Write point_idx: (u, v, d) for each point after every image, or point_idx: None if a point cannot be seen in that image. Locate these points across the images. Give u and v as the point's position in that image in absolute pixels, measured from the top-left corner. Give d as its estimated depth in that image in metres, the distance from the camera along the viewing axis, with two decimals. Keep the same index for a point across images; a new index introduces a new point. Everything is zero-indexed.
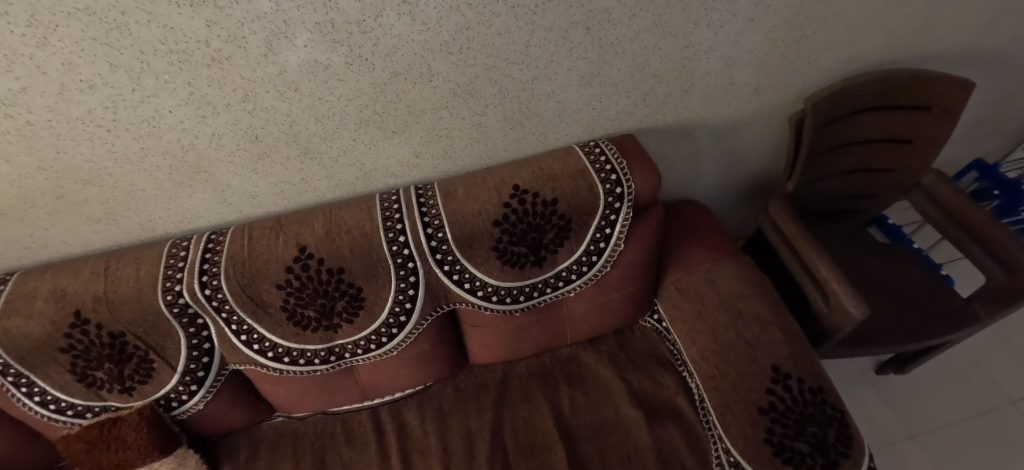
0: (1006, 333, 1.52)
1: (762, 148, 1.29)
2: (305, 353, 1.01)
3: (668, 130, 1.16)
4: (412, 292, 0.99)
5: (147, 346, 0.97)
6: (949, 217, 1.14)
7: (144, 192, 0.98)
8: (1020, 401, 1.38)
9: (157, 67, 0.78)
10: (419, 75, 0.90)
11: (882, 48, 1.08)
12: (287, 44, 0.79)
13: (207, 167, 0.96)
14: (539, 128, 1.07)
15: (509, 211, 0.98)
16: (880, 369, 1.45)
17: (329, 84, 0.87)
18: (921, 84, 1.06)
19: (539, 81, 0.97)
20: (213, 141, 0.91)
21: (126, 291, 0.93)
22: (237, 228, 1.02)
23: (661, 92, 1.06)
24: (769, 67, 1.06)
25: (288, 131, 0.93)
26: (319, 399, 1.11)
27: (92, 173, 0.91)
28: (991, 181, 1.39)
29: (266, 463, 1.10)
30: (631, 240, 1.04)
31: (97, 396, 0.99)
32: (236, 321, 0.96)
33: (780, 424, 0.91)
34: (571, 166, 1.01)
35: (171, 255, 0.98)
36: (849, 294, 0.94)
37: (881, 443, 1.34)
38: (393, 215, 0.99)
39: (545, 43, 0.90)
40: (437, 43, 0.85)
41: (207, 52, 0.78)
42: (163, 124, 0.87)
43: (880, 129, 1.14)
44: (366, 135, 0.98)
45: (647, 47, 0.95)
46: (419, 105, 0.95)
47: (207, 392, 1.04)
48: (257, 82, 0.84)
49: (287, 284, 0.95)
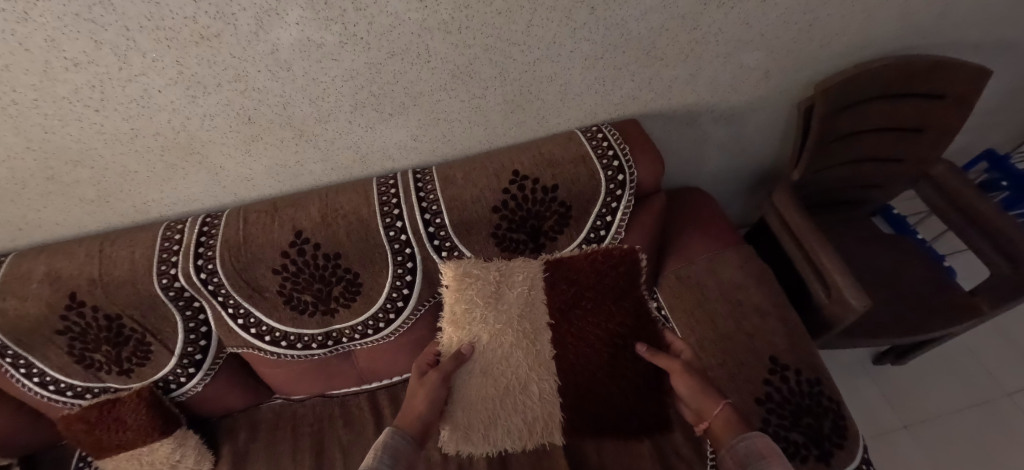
0: (1007, 325, 1.52)
1: (769, 134, 1.25)
2: (303, 337, 1.01)
3: (673, 115, 1.13)
4: (409, 278, 0.98)
5: (143, 329, 0.96)
6: (957, 209, 1.12)
7: (136, 175, 0.96)
8: (1016, 393, 1.38)
9: (144, 45, 0.75)
10: (417, 55, 0.86)
11: (898, 32, 1.04)
12: (279, 21, 0.76)
13: (199, 148, 0.94)
14: (541, 112, 1.04)
15: (509, 197, 0.96)
16: (877, 359, 1.45)
17: (323, 64, 0.84)
18: (937, 70, 1.02)
19: (541, 63, 0.94)
20: (205, 122, 0.89)
21: (121, 273, 0.92)
22: (233, 211, 1.00)
23: (666, 76, 1.02)
24: (780, 51, 1.02)
25: (282, 112, 0.91)
26: (317, 383, 1.12)
27: (82, 154, 0.89)
28: (1001, 172, 1.36)
29: (266, 444, 1.11)
30: (633, 229, 1.03)
31: (96, 378, 0.99)
32: (232, 304, 0.96)
33: (775, 414, 0.91)
34: (573, 151, 0.99)
35: (166, 238, 0.96)
36: (852, 286, 0.93)
37: (876, 433, 1.35)
38: (390, 199, 0.97)
39: (547, 23, 0.87)
40: (436, 22, 0.82)
41: (195, 29, 0.75)
42: (152, 104, 0.84)
43: (892, 116, 1.11)
44: (362, 117, 0.95)
45: (654, 28, 0.92)
46: (417, 86, 0.92)
47: (206, 375, 1.04)
48: (248, 61, 0.81)
49: (283, 269, 0.94)
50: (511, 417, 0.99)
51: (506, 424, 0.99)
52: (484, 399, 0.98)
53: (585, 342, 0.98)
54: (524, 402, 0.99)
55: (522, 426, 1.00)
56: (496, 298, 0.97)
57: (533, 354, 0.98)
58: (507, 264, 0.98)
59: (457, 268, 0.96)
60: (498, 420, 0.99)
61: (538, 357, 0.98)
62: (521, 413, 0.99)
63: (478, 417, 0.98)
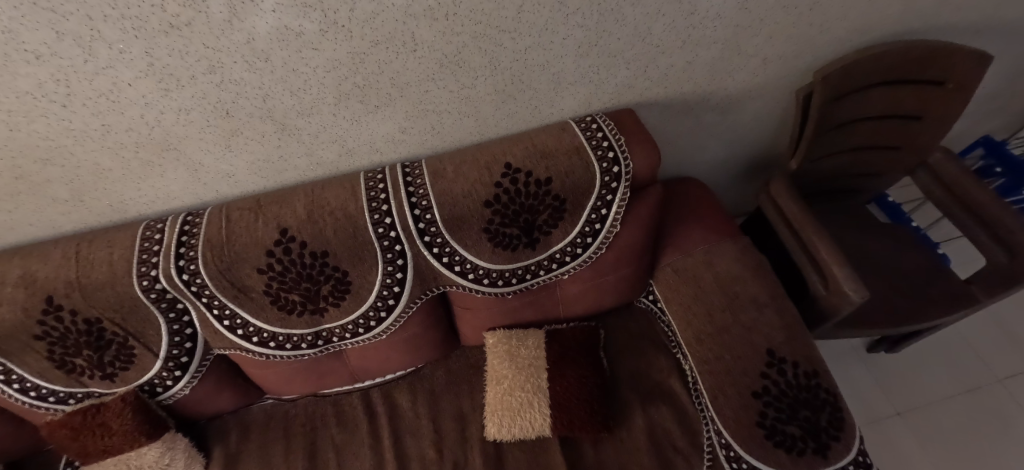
0: (999, 312, 1.53)
1: (767, 121, 1.23)
2: (292, 337, 0.99)
3: (669, 103, 1.10)
4: (400, 276, 0.96)
5: (126, 332, 0.93)
6: (954, 196, 1.11)
7: (111, 172, 0.91)
8: (1007, 379, 1.40)
9: (109, 35, 0.70)
10: (402, 44, 0.82)
11: (901, 14, 1.01)
12: (253, 8, 0.71)
13: (176, 144, 0.89)
14: (534, 101, 1.01)
15: (501, 191, 0.93)
16: (871, 347, 1.45)
17: (303, 54, 0.80)
18: (938, 56, 1.00)
19: (533, 51, 0.90)
20: (181, 117, 0.85)
21: (99, 276, 0.89)
22: (214, 209, 0.96)
23: (662, 64, 0.99)
24: (780, 36, 0.99)
25: (262, 105, 0.87)
26: (309, 382, 1.10)
27: (51, 151, 0.84)
28: (997, 158, 1.35)
29: (258, 445, 1.10)
30: (629, 222, 1.00)
31: (78, 383, 0.97)
32: (217, 306, 0.93)
33: (773, 408, 0.91)
34: (567, 143, 0.96)
35: (145, 238, 0.92)
36: (849, 277, 0.91)
37: (869, 420, 1.36)
38: (378, 195, 0.93)
39: (539, 8, 0.82)
40: (420, 8, 0.77)
41: (163, 18, 0.70)
42: (123, 99, 0.80)
43: (892, 103, 1.09)
44: (346, 109, 0.91)
45: (650, 14, 0.88)
46: (403, 76, 0.88)
47: (193, 377, 1.01)
48: (222, 51, 0.76)
49: (269, 268, 0.91)
50: (528, 399, 1.04)
51: (530, 412, 1.03)
52: (511, 389, 1.06)
53: (567, 327, 1.13)
54: (537, 381, 1.06)
55: (539, 410, 1.04)
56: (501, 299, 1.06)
57: (540, 348, 1.09)
58: (504, 265, 0.99)
59: (452, 275, 0.98)
60: (516, 402, 1.04)
61: (543, 352, 1.09)
62: (536, 394, 1.05)
63: (505, 406, 1.05)
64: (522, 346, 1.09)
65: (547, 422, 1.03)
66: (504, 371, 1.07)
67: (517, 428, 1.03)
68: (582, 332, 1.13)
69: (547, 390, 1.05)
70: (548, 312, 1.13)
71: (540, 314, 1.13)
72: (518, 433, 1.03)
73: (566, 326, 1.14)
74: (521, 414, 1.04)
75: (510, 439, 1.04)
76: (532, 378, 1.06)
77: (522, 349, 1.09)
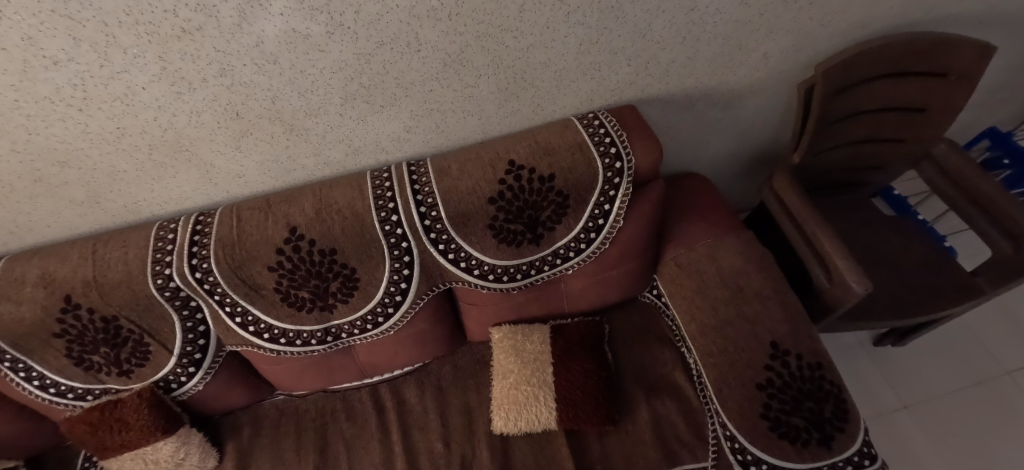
0: (1008, 305, 1.52)
1: (769, 116, 1.24)
2: (301, 334, 1.01)
3: (671, 98, 1.11)
4: (407, 272, 0.98)
5: (141, 330, 0.96)
6: (959, 189, 1.11)
7: (125, 174, 0.94)
8: (1015, 371, 1.39)
9: (124, 41, 0.72)
10: (407, 44, 0.84)
11: (902, 7, 1.01)
12: (263, 12, 0.73)
13: (188, 145, 0.92)
14: (536, 100, 1.02)
15: (505, 188, 0.94)
16: (878, 340, 1.45)
17: (310, 56, 0.82)
18: (940, 48, 1.00)
19: (535, 48, 0.91)
20: (192, 119, 0.87)
21: (115, 275, 0.91)
22: (226, 209, 0.98)
23: (664, 60, 1.00)
24: (780, 31, 1.00)
25: (271, 107, 0.89)
26: (319, 378, 1.12)
27: (68, 154, 0.87)
28: (1003, 150, 1.35)
29: (269, 441, 1.12)
30: (631, 217, 1.01)
31: (96, 380, 1.00)
32: (229, 303, 0.95)
33: (777, 400, 0.91)
34: (570, 139, 0.97)
35: (160, 237, 0.95)
36: (852, 269, 0.91)
37: (876, 414, 1.36)
38: (385, 193, 0.95)
39: (540, 7, 0.84)
40: (425, 9, 0.79)
41: (176, 23, 0.72)
42: (137, 102, 0.82)
43: (895, 95, 1.09)
44: (353, 109, 0.93)
45: (650, 11, 0.89)
46: (408, 77, 0.90)
47: (206, 373, 1.04)
48: (232, 55, 0.78)
49: (279, 266, 0.93)
50: (533, 393, 1.06)
51: (535, 407, 1.05)
52: (517, 385, 1.07)
53: (572, 321, 1.14)
54: (542, 375, 1.07)
55: (543, 404, 1.05)
56: (505, 296, 1.08)
57: (543, 344, 1.10)
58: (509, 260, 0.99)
59: (458, 270, 0.99)
60: (522, 397, 1.06)
61: (547, 347, 1.10)
62: (541, 388, 1.06)
63: (511, 401, 1.06)
64: (527, 341, 1.10)
65: (553, 416, 1.05)
66: (510, 366, 1.09)
67: (523, 422, 1.05)
68: (587, 327, 1.14)
69: (552, 384, 1.07)
70: (553, 307, 1.14)
71: (544, 309, 1.14)
72: (524, 427, 1.05)
73: (571, 321, 1.15)
74: (527, 409, 1.05)
75: (517, 433, 1.06)
76: (536, 373, 1.07)
77: (527, 345, 1.10)
